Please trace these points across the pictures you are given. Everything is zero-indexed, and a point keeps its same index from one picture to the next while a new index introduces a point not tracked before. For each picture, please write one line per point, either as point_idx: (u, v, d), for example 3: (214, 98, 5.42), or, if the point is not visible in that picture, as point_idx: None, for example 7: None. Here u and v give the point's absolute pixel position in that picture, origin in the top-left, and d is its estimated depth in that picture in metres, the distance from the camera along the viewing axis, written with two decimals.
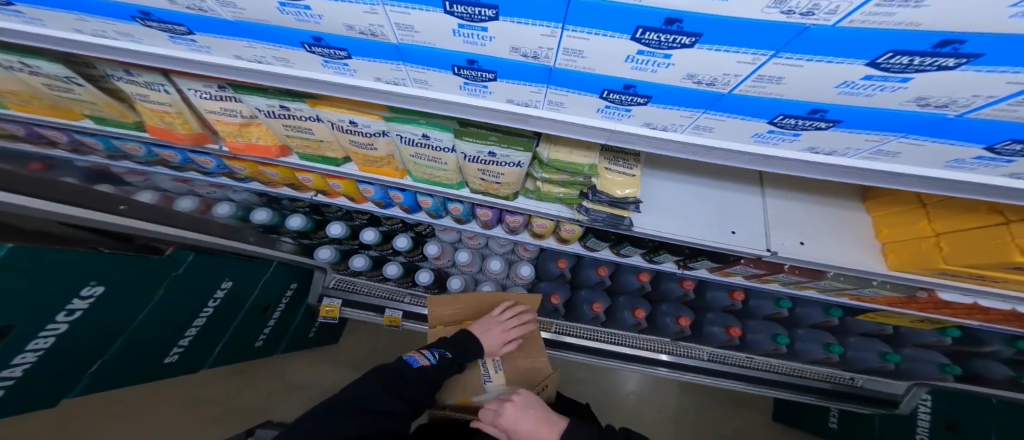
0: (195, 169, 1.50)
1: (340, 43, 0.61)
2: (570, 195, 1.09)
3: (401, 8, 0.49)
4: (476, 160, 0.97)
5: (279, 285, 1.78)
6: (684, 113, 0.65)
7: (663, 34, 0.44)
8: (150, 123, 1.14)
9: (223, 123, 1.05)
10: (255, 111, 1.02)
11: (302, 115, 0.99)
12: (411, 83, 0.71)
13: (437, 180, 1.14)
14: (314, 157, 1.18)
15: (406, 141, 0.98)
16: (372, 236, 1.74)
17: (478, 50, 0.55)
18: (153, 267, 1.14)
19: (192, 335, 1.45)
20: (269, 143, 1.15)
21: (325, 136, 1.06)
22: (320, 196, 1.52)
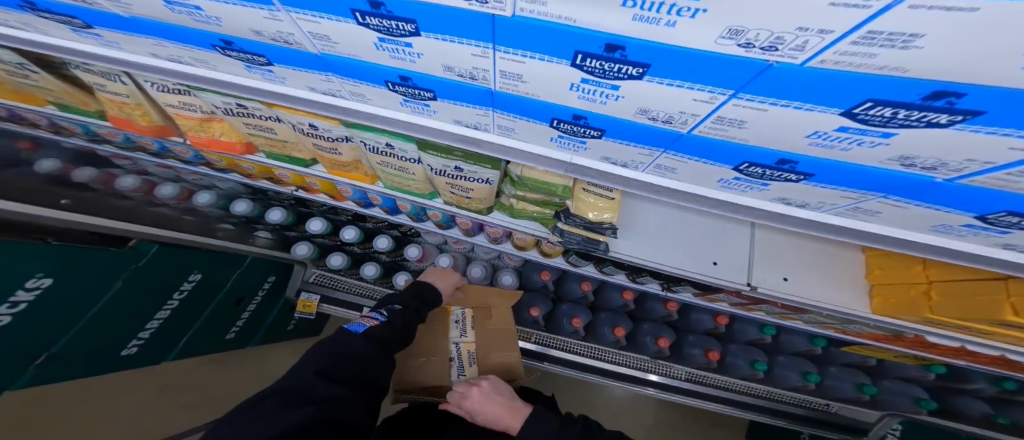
0: (173, 156, 1.29)
1: (270, 48, 0.60)
2: (545, 215, 1.03)
3: (309, 17, 0.48)
4: (444, 174, 0.90)
5: (255, 283, 1.56)
6: (645, 150, 0.65)
7: (605, 61, 0.41)
8: (112, 115, 0.96)
9: (183, 117, 0.91)
10: (215, 108, 0.89)
11: (262, 114, 0.88)
12: (353, 94, 0.71)
13: (408, 189, 1.04)
14: (281, 158, 1.03)
15: (372, 148, 0.89)
16: (353, 233, 1.59)
17: (409, 66, 0.55)
18: (109, 258, 0.96)
19: (152, 347, 1.24)
20: (233, 140, 0.98)
21: (289, 137, 0.93)
22: (300, 193, 1.42)
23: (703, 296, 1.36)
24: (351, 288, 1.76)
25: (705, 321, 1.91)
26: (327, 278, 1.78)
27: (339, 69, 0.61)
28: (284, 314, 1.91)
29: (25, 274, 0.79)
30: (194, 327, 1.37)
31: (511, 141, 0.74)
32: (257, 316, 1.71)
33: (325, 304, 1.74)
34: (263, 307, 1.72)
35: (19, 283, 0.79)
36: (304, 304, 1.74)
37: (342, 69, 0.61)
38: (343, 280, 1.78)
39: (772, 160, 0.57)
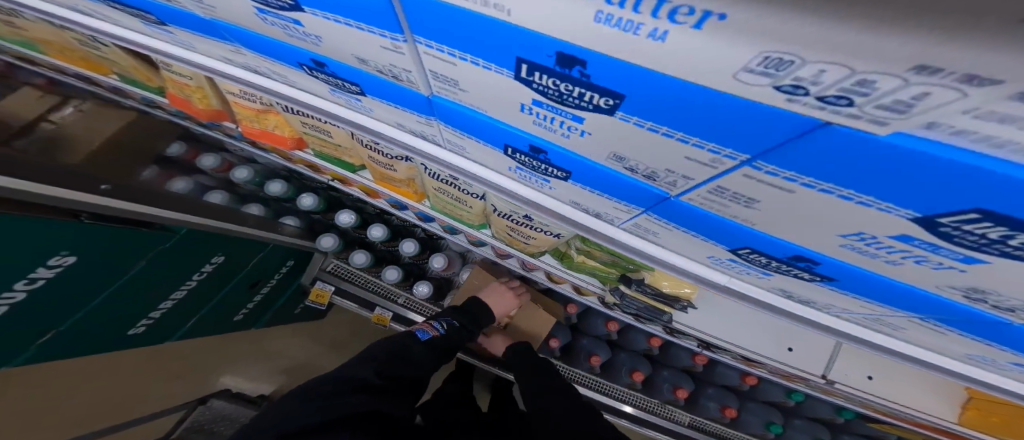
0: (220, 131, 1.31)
1: (310, 64, 0.55)
2: (605, 273, 1.08)
3: (403, 41, 0.40)
4: (495, 211, 1.02)
5: (275, 261, 1.59)
6: (867, 304, 0.60)
7: (983, 239, 0.30)
8: (171, 93, 1.03)
9: (241, 106, 0.96)
10: (275, 103, 0.96)
11: (325, 121, 0.99)
12: (382, 117, 0.68)
13: (456, 214, 1.20)
14: (333, 159, 1.17)
15: (430, 174, 1.05)
16: (380, 232, 1.62)
17: (550, 135, 0.48)
18: (138, 238, 0.95)
19: (168, 319, 1.24)
20: (285, 134, 1.06)
21: (345, 142, 1.06)
22: (336, 183, 1.47)
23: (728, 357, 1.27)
24: (371, 287, 1.83)
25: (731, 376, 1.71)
26: (353, 274, 1.83)
27: (378, 94, 0.57)
28: (295, 298, 1.93)
29: (50, 252, 0.78)
30: (207, 305, 1.38)
31: (540, 188, 0.68)
32: (270, 296, 1.73)
33: (342, 296, 1.82)
34: (276, 289, 1.74)
35: (43, 261, 0.77)
36: (318, 293, 1.80)
37: (383, 92, 0.56)
38: (369, 279, 1.84)
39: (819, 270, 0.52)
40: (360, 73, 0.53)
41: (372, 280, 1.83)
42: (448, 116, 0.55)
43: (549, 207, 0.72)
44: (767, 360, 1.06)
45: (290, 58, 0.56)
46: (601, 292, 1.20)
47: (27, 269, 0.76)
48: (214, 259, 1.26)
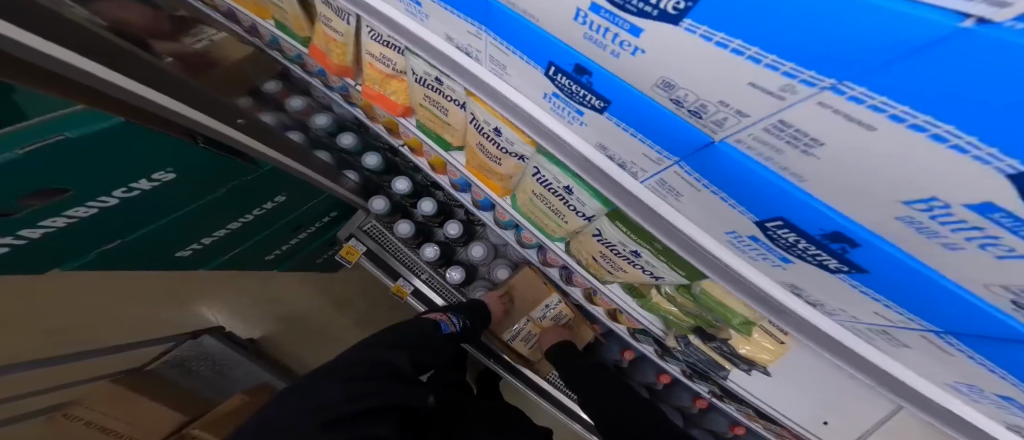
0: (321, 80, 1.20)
1: (578, 71, 0.44)
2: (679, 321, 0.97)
3: (840, 104, 0.25)
4: (610, 247, 0.80)
5: (321, 211, 1.53)
6: None
7: None
8: (314, 47, 0.93)
9: (373, 68, 0.86)
10: (409, 71, 0.82)
11: (449, 95, 0.80)
12: (599, 138, 0.56)
13: (543, 226, 0.99)
14: (432, 134, 1.00)
15: (540, 180, 0.80)
16: (431, 206, 1.53)
17: (899, 239, 0.34)
18: (233, 167, 0.88)
19: (211, 243, 1.16)
20: (399, 101, 0.93)
21: (456, 123, 0.87)
22: (406, 149, 1.35)
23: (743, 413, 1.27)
24: (404, 260, 1.70)
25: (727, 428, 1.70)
26: (387, 239, 1.70)
27: (647, 122, 0.45)
28: (323, 246, 1.87)
29: (157, 166, 0.70)
30: (250, 239, 1.32)
31: (773, 265, 0.55)
32: (303, 241, 1.67)
33: (370, 261, 1.70)
34: (310, 236, 1.68)
35: (148, 174, 0.70)
36: (348, 250, 1.67)
37: (658, 123, 0.43)
38: (404, 252, 1.71)
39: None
40: (646, 101, 0.42)
41: (408, 254, 1.71)
42: (717, 168, 0.42)
43: (769, 286, 0.59)
44: (803, 426, 1.02)
45: (552, 55, 0.45)
46: (661, 333, 1.10)
47: (134, 177, 0.69)
48: (278, 198, 1.19)
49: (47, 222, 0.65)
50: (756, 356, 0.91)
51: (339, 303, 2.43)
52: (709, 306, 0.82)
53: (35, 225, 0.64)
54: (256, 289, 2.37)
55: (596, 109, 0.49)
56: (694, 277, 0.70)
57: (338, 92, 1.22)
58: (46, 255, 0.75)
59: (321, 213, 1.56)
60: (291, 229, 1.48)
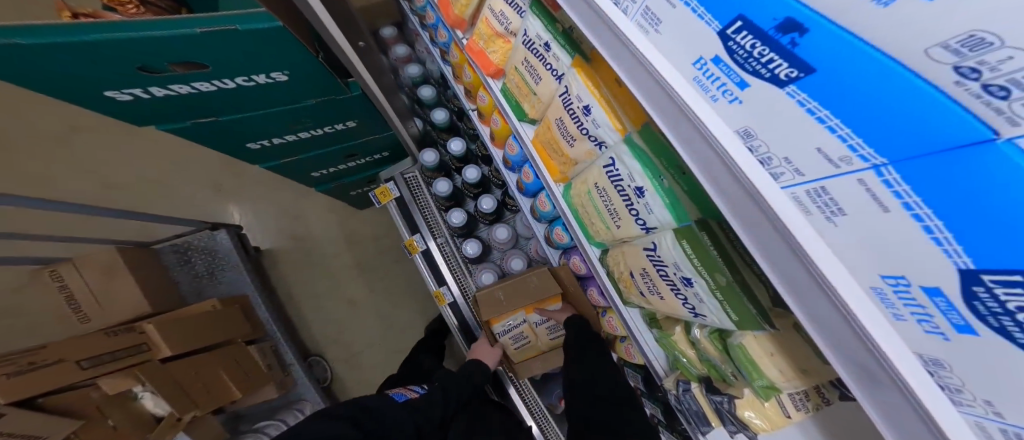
0: (430, 35, 1.37)
1: (781, 28, 0.27)
2: (691, 366, 0.83)
3: None
4: (660, 273, 0.70)
5: (377, 147, 1.71)
6: None
7: None
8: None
9: (487, 23, 0.87)
10: (520, 32, 0.80)
11: (551, 66, 0.75)
12: (751, 121, 0.34)
13: (589, 227, 0.86)
14: (511, 101, 0.94)
15: (611, 176, 0.70)
16: (475, 175, 1.47)
17: None
18: (330, 86, 1.17)
19: (286, 142, 1.43)
20: (495, 61, 0.90)
21: (544, 95, 0.80)
22: (474, 114, 1.34)
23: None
24: (428, 220, 1.67)
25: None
26: (421, 192, 1.69)
27: (873, 108, 0.22)
28: (362, 181, 2.00)
29: (276, 67, 1.01)
30: (312, 151, 1.56)
31: (933, 340, 0.29)
32: (350, 171, 1.87)
33: (398, 208, 1.67)
34: (357, 171, 1.88)
35: (270, 72, 1.02)
36: (381, 193, 1.65)
37: (893, 114, 0.21)
38: (432, 212, 1.68)
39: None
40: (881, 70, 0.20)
41: (435, 215, 1.69)
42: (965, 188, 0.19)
43: (916, 385, 0.32)
44: None
45: None
46: (661, 375, 0.96)
47: (261, 69, 1.00)
48: (347, 123, 1.42)
49: (181, 85, 0.98)
50: (752, 421, 0.74)
51: (352, 240, 2.45)
52: (737, 360, 0.70)
53: (172, 85, 0.97)
54: (287, 200, 2.49)
55: (777, 82, 0.29)
56: (746, 327, 0.58)
57: (441, 47, 1.32)
58: (170, 108, 1.07)
59: (376, 150, 1.74)
60: (343, 156, 1.67)
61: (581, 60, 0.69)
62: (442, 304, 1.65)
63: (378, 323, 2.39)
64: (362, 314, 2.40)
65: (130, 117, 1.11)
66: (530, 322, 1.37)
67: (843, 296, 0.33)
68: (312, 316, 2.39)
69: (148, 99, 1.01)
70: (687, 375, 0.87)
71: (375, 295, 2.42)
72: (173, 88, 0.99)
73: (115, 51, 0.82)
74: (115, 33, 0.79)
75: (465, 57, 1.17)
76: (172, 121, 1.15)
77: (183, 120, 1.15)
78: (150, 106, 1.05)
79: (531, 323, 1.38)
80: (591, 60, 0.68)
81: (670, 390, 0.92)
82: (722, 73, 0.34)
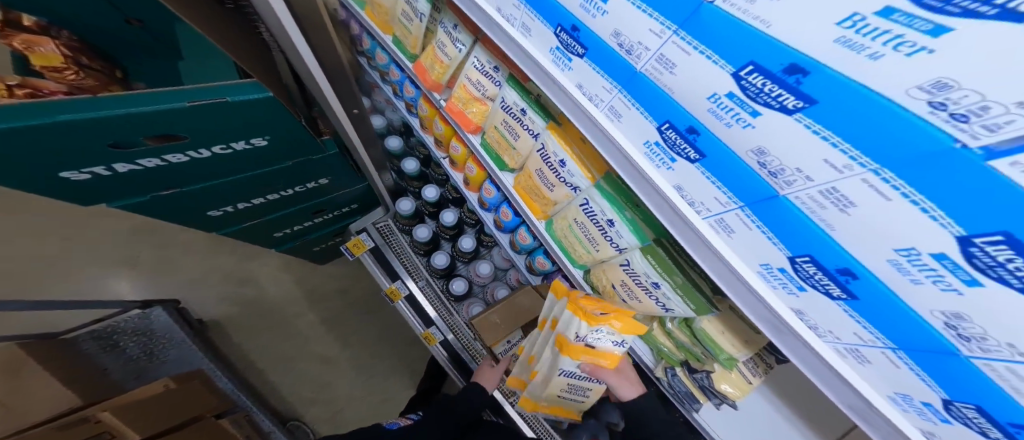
0: (395, 88, 1.49)
1: (693, 132, 0.52)
2: (673, 353, 1.01)
3: (887, 187, 0.33)
4: (632, 278, 0.89)
5: (346, 200, 1.74)
6: None
7: None
8: (420, 63, 1.15)
9: (466, 89, 1.05)
10: (498, 99, 0.99)
11: (528, 126, 0.95)
12: (677, 180, 0.61)
13: (570, 252, 1.04)
14: (490, 153, 1.11)
15: (585, 209, 0.89)
16: (452, 217, 1.63)
17: (894, 281, 0.40)
18: (309, 147, 1.21)
19: (252, 203, 1.42)
20: (474, 119, 1.09)
21: (522, 148, 1.00)
22: (446, 162, 1.48)
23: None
24: (407, 264, 1.74)
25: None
26: (397, 239, 1.77)
27: (736, 173, 0.51)
28: (327, 233, 1.99)
29: (258, 134, 1.04)
30: (280, 209, 1.56)
31: (781, 293, 0.59)
32: (313, 227, 1.85)
33: (376, 257, 1.73)
34: (323, 223, 1.86)
35: (251, 138, 1.04)
36: (357, 243, 1.70)
37: (745, 176, 0.50)
38: (409, 256, 1.76)
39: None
40: (740, 162, 0.49)
41: (412, 259, 1.76)
42: (779, 221, 0.49)
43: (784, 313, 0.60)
44: None
45: (675, 114, 0.53)
46: (651, 366, 1.10)
47: (242, 137, 1.01)
48: (319, 181, 1.47)
49: (149, 159, 0.95)
50: (727, 390, 0.96)
51: (315, 297, 2.36)
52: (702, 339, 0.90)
53: (140, 159, 0.93)
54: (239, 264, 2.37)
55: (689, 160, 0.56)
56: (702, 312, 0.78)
57: (407, 101, 1.46)
58: (128, 182, 1.01)
59: (345, 203, 1.78)
60: (310, 211, 1.68)
61: (553, 123, 0.89)
62: (432, 344, 1.70)
63: (359, 377, 2.29)
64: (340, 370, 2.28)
65: (66, 197, 1.00)
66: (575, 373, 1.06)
67: (734, 262, 0.61)
68: (278, 384, 2.22)
69: (108, 176, 0.95)
70: (667, 360, 1.04)
71: (352, 348, 2.32)
72: (142, 163, 0.95)
73: (81, 132, 0.78)
74: (81, 114, 0.74)
75: (437, 112, 1.33)
76: (124, 196, 1.07)
77: (141, 192, 1.08)
78: (103, 183, 0.97)
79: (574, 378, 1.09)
80: (561, 122, 0.89)
81: (661, 378, 1.06)
82: (660, 152, 0.60)
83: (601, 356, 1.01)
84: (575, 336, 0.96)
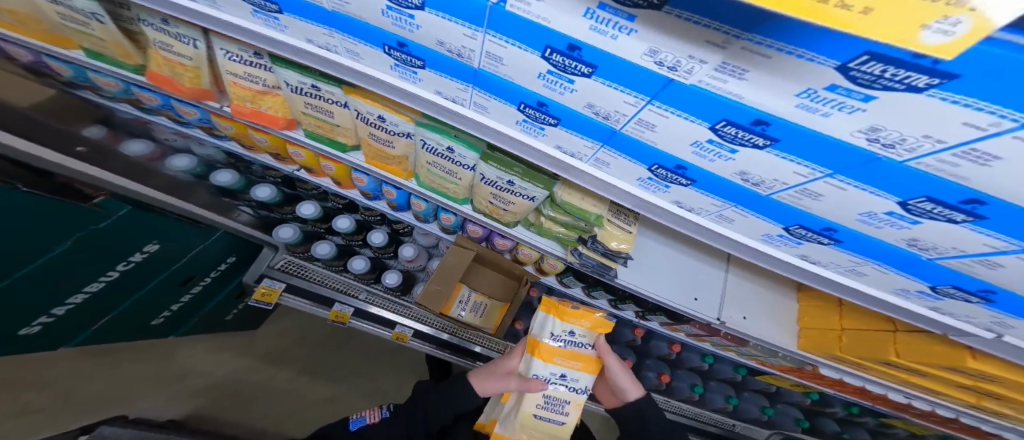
0: (169, 115, 1.02)
1: (391, 44, 0.47)
2: (567, 237, 0.74)
3: (504, 41, 0.38)
4: (485, 178, 0.65)
5: (214, 256, 1.31)
6: (856, 260, 0.54)
7: (943, 207, 0.36)
8: (152, 70, 0.78)
9: (238, 86, 0.75)
10: (283, 83, 0.74)
11: (331, 100, 0.73)
12: (427, 89, 0.54)
13: (445, 193, 0.78)
14: (321, 138, 0.87)
15: (427, 148, 0.67)
16: (347, 223, 1.34)
17: (554, 94, 0.43)
18: (74, 213, 0.84)
19: (73, 305, 1.05)
20: (278, 114, 0.83)
21: (345, 122, 0.78)
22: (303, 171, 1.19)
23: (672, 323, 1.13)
24: (335, 285, 1.44)
25: (729, 369, 1.53)
26: (306, 269, 1.43)
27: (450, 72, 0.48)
28: (229, 298, 1.54)
29: None
30: (119, 299, 1.14)
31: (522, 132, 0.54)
32: (201, 297, 1.42)
33: (295, 293, 1.38)
34: (214, 285, 1.42)
35: None
36: (263, 291, 1.31)
37: (460, 76, 0.47)
38: (331, 275, 1.46)
39: (961, 200, 0.35)
40: (440, 57, 0.45)
41: (337, 277, 1.46)
42: (490, 85, 0.46)
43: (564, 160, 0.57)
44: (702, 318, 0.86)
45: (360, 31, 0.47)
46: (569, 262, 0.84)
47: None
48: (144, 248, 1.06)
49: None
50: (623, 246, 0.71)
51: None
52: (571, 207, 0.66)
53: None
54: None
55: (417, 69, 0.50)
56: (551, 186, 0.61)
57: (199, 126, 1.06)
58: None
59: (216, 260, 1.34)
60: (174, 286, 1.26)
61: (348, 86, 0.69)
62: (405, 341, 1.38)
63: (371, 405, 1.93)
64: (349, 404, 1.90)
65: None
66: (553, 379, 1.03)
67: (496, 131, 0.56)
68: None
69: None
70: (567, 243, 0.77)
71: (343, 375, 1.96)
72: None
73: None
74: None
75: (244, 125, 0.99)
76: None
77: None
78: None
79: (550, 395, 1.05)
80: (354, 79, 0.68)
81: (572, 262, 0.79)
82: (400, 75, 0.53)
83: (573, 359, 1.03)
84: (550, 337, 1.01)
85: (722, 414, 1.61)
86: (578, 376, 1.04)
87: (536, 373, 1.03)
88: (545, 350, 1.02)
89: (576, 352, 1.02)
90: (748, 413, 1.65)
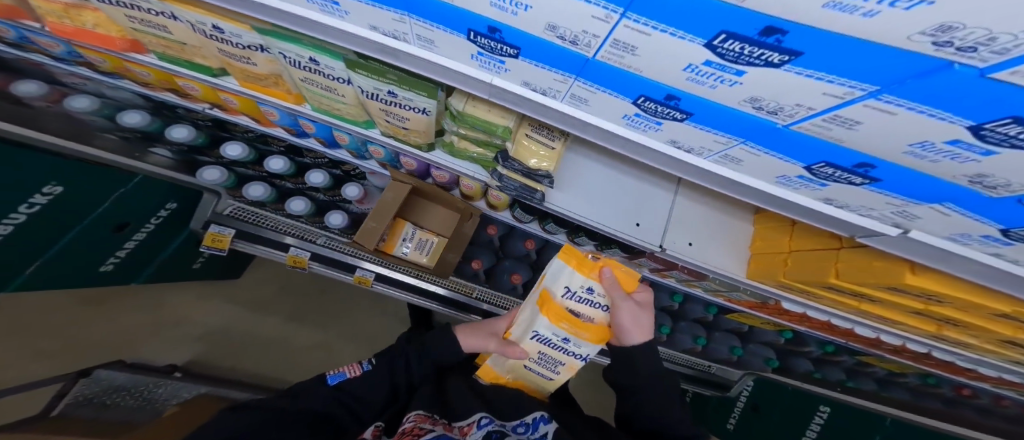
0: (40, 51, 0.76)
1: None
2: (485, 157, 0.69)
3: None
4: (373, 96, 0.58)
5: (70, 195, 0.81)
6: (719, 138, 0.46)
7: (748, 45, 0.27)
8: None
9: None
10: None
11: (149, 7, 0.54)
12: None
13: (339, 115, 0.70)
14: (179, 62, 0.68)
15: (295, 64, 0.57)
16: (282, 164, 0.98)
17: None
18: None
19: None
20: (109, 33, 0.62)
21: (187, 38, 0.59)
22: (217, 112, 0.89)
23: (630, 259, 1.01)
24: (284, 231, 1.04)
25: (699, 308, 1.26)
26: (258, 215, 1.04)
27: None
28: (192, 245, 1.20)
29: None
30: (97, 246, 0.94)
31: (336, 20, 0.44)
32: (156, 241, 1.08)
33: (242, 238, 1.02)
34: (160, 233, 1.07)
35: None
36: (211, 237, 0.98)
37: None
38: (273, 218, 1.05)
39: (759, 32, 0.25)
40: None
41: (290, 222, 1.06)
42: None
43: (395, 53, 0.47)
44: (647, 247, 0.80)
45: None
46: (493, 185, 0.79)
47: None
48: (41, 192, 0.77)
49: None
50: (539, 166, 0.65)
51: None
52: (467, 120, 0.60)
53: None
54: None
55: None
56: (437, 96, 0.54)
57: (81, 63, 0.78)
58: None
59: (144, 204, 0.97)
60: (92, 234, 0.91)
61: None
62: (369, 285, 1.09)
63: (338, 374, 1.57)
64: (338, 353, 1.48)
65: None
66: (552, 341, 0.72)
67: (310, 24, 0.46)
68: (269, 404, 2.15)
69: None
70: (487, 166, 0.72)
71: (315, 334, 1.50)
72: None
73: None
74: None
75: (119, 59, 0.74)
76: None
77: None
78: None
79: (547, 353, 0.74)
80: None
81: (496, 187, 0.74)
82: None
83: (579, 327, 0.69)
84: (563, 292, 0.67)
85: (724, 365, 1.41)
86: (584, 346, 0.71)
87: (535, 331, 0.72)
88: (549, 308, 0.69)
89: (582, 320, 0.68)
90: (748, 365, 1.43)
